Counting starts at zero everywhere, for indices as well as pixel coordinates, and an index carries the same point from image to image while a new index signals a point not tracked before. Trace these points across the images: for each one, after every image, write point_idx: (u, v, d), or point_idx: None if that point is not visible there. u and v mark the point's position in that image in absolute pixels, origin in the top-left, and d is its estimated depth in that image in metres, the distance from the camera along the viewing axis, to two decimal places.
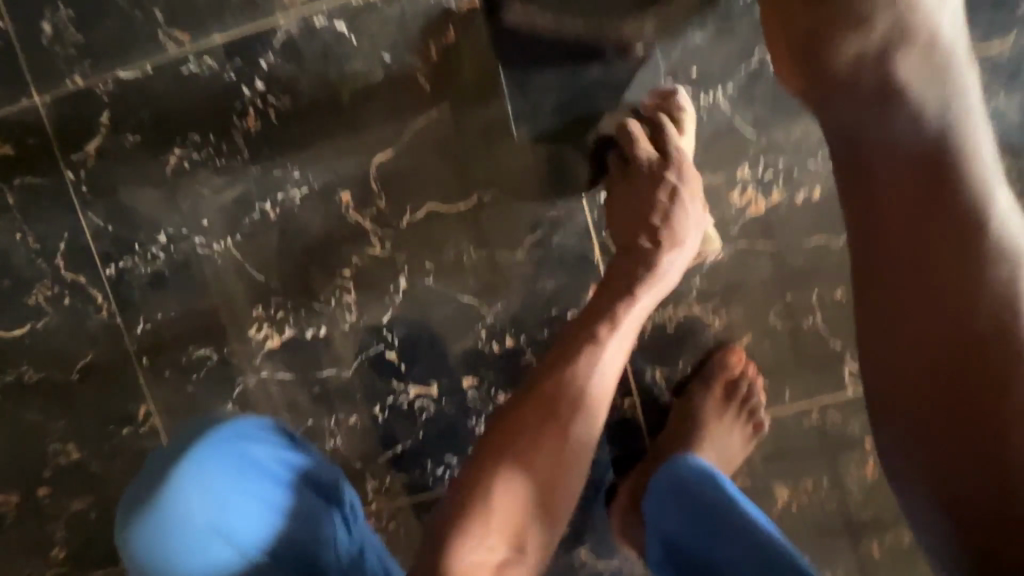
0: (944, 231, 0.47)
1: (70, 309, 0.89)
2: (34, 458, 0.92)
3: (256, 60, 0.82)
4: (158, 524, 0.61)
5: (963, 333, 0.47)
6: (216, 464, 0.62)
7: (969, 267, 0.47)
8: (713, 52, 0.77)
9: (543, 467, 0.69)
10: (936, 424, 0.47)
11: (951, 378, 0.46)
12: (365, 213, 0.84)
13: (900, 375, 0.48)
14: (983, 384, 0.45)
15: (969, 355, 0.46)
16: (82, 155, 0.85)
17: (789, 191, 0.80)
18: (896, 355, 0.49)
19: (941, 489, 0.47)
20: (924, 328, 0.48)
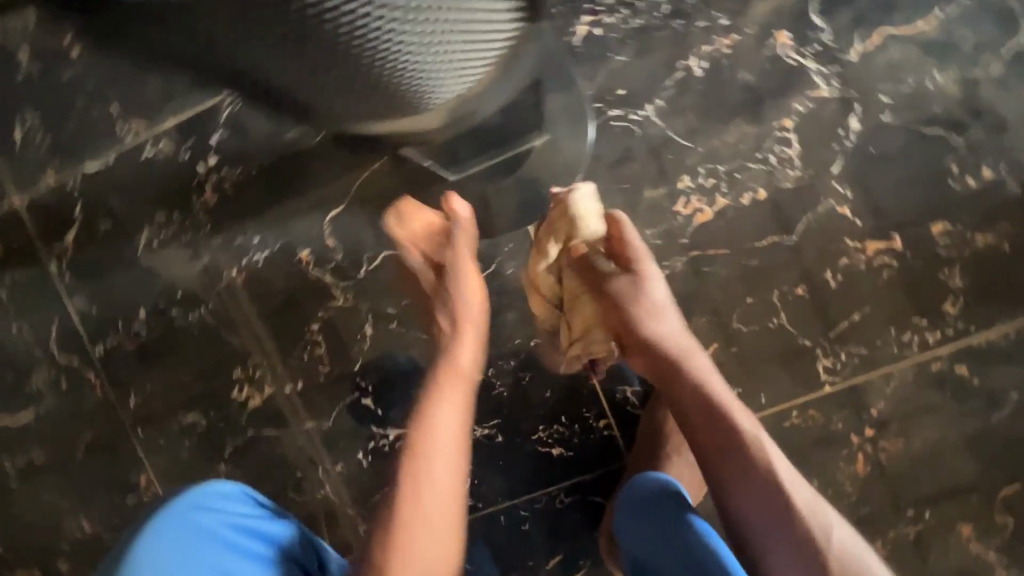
0: (675, 375, 0.67)
1: (67, 391, 0.94)
2: (51, 534, 0.97)
3: (206, 139, 0.87)
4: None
5: (726, 442, 0.63)
6: (169, 541, 0.63)
7: (690, 389, 0.66)
8: (635, 70, 0.78)
9: (441, 508, 0.65)
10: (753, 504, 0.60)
11: (737, 472, 0.61)
12: (325, 268, 0.87)
13: (716, 468, 0.62)
14: (749, 472, 0.61)
15: (730, 456, 0.62)
16: (62, 246, 0.91)
17: (735, 194, 0.79)
18: (716, 466, 0.62)
19: (786, 551, 0.58)
20: (709, 443, 0.63)
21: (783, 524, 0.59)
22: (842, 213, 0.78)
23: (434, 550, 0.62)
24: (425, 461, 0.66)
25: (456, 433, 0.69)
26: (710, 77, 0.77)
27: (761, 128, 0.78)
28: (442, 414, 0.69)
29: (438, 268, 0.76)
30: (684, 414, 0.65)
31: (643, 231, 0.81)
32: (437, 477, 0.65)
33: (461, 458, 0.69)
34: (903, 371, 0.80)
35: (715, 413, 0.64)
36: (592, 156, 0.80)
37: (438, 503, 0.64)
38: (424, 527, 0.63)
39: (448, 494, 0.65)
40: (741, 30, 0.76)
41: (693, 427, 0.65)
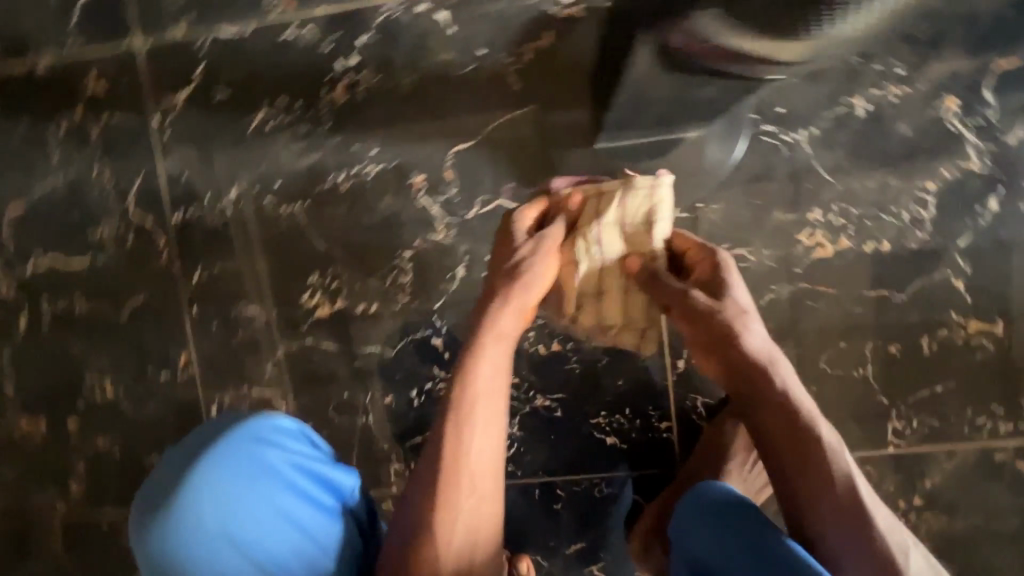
0: (750, 368, 0.64)
1: (131, 248, 0.91)
2: (70, 388, 0.94)
3: (354, 37, 0.84)
4: (164, 528, 0.58)
5: (797, 445, 0.61)
6: (229, 467, 0.59)
7: (766, 384, 0.63)
8: (801, 92, 0.78)
9: (480, 477, 0.62)
10: (828, 509, 0.59)
11: (810, 476, 0.60)
12: (436, 199, 0.85)
13: (788, 470, 0.61)
14: (822, 477, 0.60)
15: (802, 460, 0.60)
16: (171, 102, 0.88)
17: (859, 239, 0.80)
18: (791, 467, 0.61)
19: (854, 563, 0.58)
20: (784, 445, 0.61)
21: (855, 532, 0.59)
22: (955, 285, 0.79)
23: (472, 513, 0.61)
24: (456, 429, 0.62)
25: (485, 400, 0.64)
26: (871, 120, 0.78)
27: (904, 183, 0.78)
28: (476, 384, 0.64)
29: (524, 268, 0.70)
30: (755, 415, 0.63)
31: (760, 250, 0.81)
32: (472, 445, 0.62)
33: (489, 417, 0.64)
34: (967, 453, 0.81)
35: (789, 409, 0.62)
36: (735, 165, 0.80)
37: (483, 483, 0.61)
38: (455, 498, 0.60)
39: (481, 463, 0.62)
40: (914, 84, 0.77)
41: (763, 426, 0.63)
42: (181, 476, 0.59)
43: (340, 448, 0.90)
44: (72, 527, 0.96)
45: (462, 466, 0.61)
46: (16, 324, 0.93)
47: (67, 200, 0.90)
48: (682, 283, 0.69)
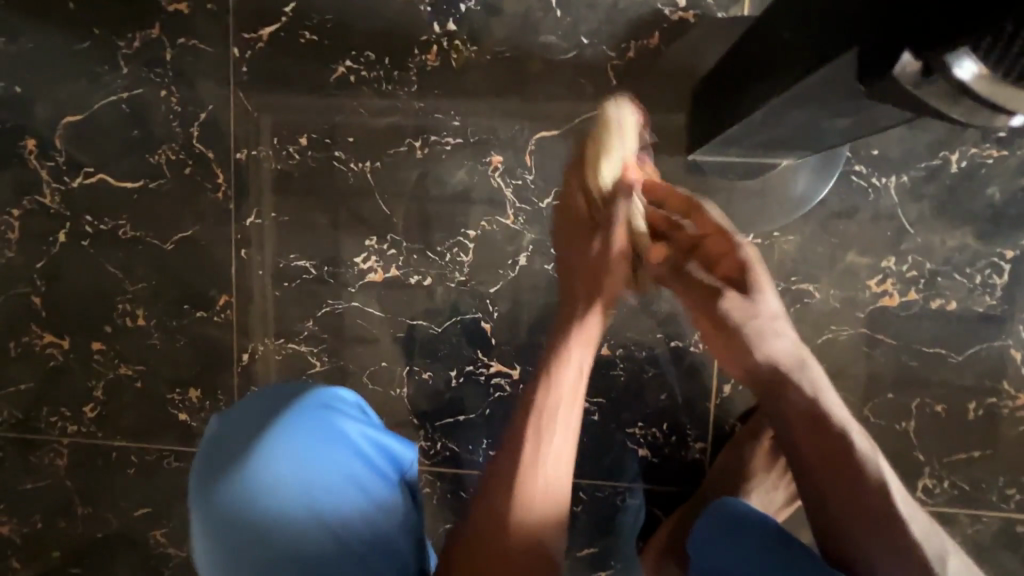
0: (790, 385, 0.64)
1: (187, 179, 0.88)
2: (101, 311, 0.91)
3: (456, 2, 0.81)
4: (238, 484, 0.58)
5: (829, 457, 0.62)
6: (305, 431, 0.61)
7: (796, 394, 0.64)
8: (900, 139, 0.77)
9: (528, 451, 0.60)
10: (862, 516, 0.60)
11: (839, 484, 0.61)
12: (510, 181, 0.83)
13: (822, 486, 0.62)
14: (850, 484, 0.61)
15: (835, 466, 0.62)
16: (254, 36, 0.84)
17: (927, 294, 0.79)
18: (823, 481, 0.62)
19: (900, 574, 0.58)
20: (817, 458, 0.63)
21: (892, 535, 0.59)
22: (1014, 356, 0.79)
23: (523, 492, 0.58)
24: (535, 416, 0.61)
25: (546, 387, 0.63)
26: (963, 178, 0.77)
27: (983, 247, 0.78)
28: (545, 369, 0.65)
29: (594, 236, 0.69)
30: (791, 432, 0.64)
31: (827, 289, 0.81)
32: (526, 431, 0.61)
33: (563, 388, 0.63)
34: (992, 520, 0.82)
35: (819, 418, 0.63)
36: (819, 200, 0.79)
37: (559, 464, 0.60)
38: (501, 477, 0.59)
39: (533, 440, 0.60)
40: (1015, 150, 0.76)
41: (791, 440, 0.64)
42: (255, 435, 0.61)
43: None
44: (81, 451, 0.94)
45: (536, 472, 0.58)
46: (53, 237, 0.90)
47: (128, 119, 0.87)
48: (714, 282, 0.66)
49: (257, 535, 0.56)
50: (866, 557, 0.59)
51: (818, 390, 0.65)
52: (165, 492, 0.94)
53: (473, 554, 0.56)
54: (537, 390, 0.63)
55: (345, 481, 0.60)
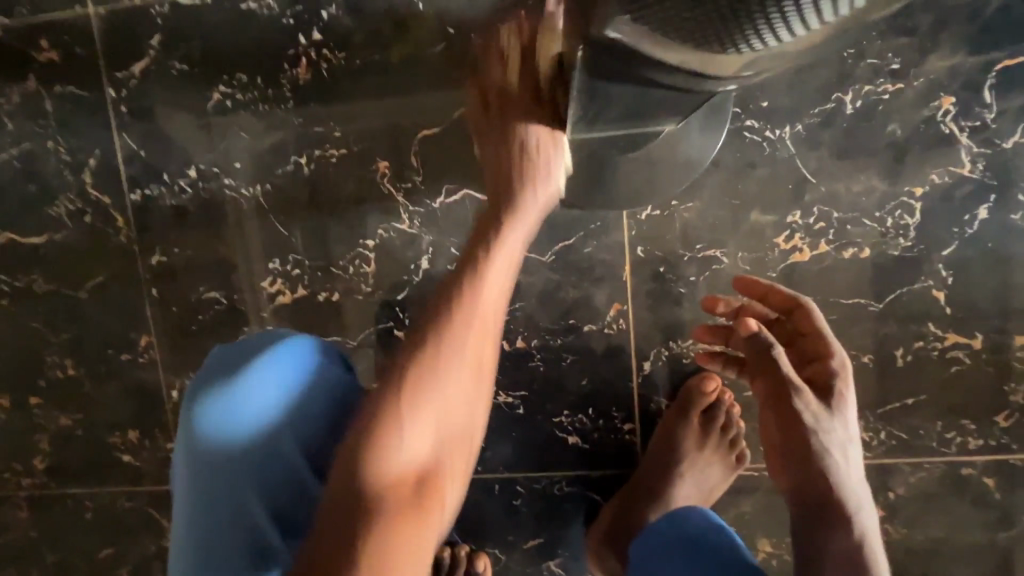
0: (798, 425, 0.59)
1: (89, 226, 0.88)
2: (32, 366, 0.93)
3: (318, 10, 0.79)
4: (221, 407, 0.57)
5: (817, 503, 0.57)
6: (294, 377, 0.59)
7: (826, 449, 0.58)
8: (788, 87, 0.73)
9: (453, 414, 0.50)
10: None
11: (824, 538, 0.55)
12: (400, 185, 0.82)
13: (811, 532, 0.56)
14: (834, 540, 0.55)
15: (819, 518, 0.56)
16: (127, 74, 0.83)
17: (838, 245, 0.76)
18: (812, 532, 0.56)
19: None
20: (807, 501, 0.57)
21: None
22: (936, 297, 0.76)
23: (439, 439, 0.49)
24: (430, 357, 0.49)
25: (469, 332, 0.51)
26: (860, 119, 0.73)
27: (890, 188, 0.74)
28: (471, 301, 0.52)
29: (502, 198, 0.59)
30: (786, 469, 0.59)
31: (735, 252, 0.78)
32: (445, 387, 0.49)
33: (474, 356, 0.51)
34: (933, 466, 0.80)
35: (817, 467, 0.58)
36: (713, 161, 0.76)
37: (454, 414, 0.49)
38: (404, 424, 0.48)
39: (458, 397, 0.50)
40: (910, 81, 0.72)
41: (791, 477, 0.59)
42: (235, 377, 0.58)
43: None
44: (39, 502, 0.97)
45: (440, 401, 0.49)
46: None
47: (21, 174, 0.87)
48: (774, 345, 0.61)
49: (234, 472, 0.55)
50: None
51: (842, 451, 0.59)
52: (124, 531, 0.96)
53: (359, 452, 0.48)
54: (445, 304, 0.52)
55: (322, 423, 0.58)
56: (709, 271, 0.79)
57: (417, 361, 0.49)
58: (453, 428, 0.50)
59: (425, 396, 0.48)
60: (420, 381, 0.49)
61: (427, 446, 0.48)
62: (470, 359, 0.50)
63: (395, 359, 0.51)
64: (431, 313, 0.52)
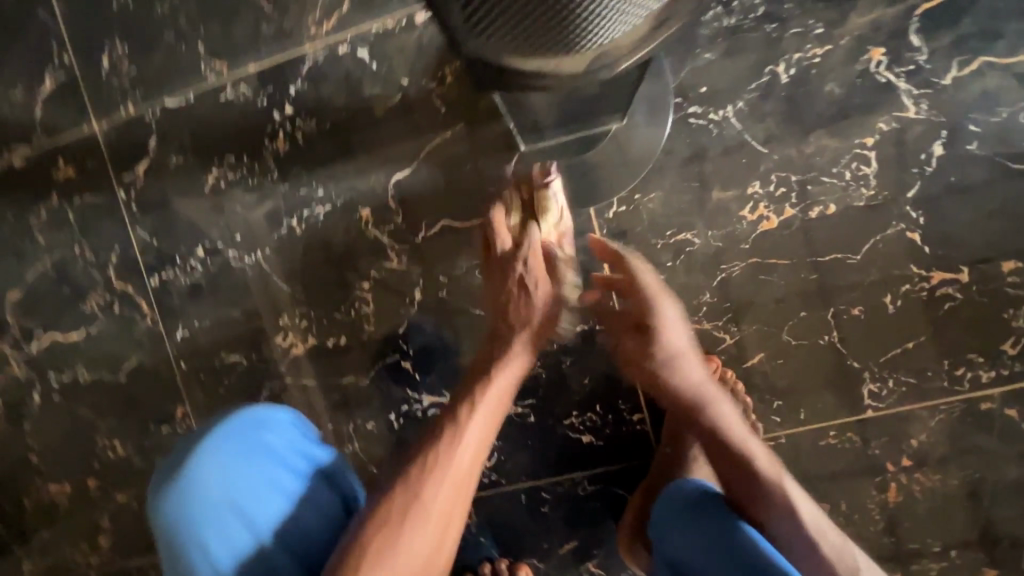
0: (667, 365, 0.73)
1: (118, 315, 0.97)
2: (87, 451, 1.01)
3: (286, 87, 0.89)
4: (178, 491, 0.64)
5: (711, 427, 0.70)
6: (230, 448, 0.66)
7: (692, 375, 0.72)
8: (721, 70, 0.78)
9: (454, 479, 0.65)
10: (740, 484, 0.68)
11: (728, 461, 0.69)
12: (383, 228, 0.88)
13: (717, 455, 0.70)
14: (734, 456, 0.69)
15: (716, 437, 0.70)
16: (133, 176, 0.94)
17: (803, 206, 0.79)
18: (725, 459, 0.69)
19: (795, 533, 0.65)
20: (706, 431, 0.71)
21: (761, 495, 0.67)
22: (913, 238, 0.77)
23: (440, 519, 0.62)
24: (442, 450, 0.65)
25: (467, 423, 0.67)
26: (796, 85, 0.77)
27: (842, 143, 0.77)
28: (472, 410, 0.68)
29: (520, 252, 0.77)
30: (688, 409, 0.72)
31: (705, 232, 0.81)
32: (450, 468, 0.65)
33: (485, 412, 0.69)
34: (951, 407, 0.79)
35: (700, 400, 0.71)
36: (665, 151, 0.80)
37: (460, 474, 0.65)
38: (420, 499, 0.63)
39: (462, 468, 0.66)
40: (835, 42, 0.76)
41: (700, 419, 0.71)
42: (188, 457, 0.65)
43: None
44: None
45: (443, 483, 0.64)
46: (28, 400, 1.01)
47: (56, 279, 0.98)
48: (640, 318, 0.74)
49: (198, 543, 0.63)
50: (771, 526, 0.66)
51: (704, 376, 0.72)
52: None
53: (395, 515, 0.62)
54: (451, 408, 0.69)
55: (271, 489, 0.66)
56: (684, 254, 0.82)
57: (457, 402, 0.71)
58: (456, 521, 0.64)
59: (431, 485, 0.63)
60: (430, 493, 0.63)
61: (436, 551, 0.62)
62: (484, 428, 0.69)
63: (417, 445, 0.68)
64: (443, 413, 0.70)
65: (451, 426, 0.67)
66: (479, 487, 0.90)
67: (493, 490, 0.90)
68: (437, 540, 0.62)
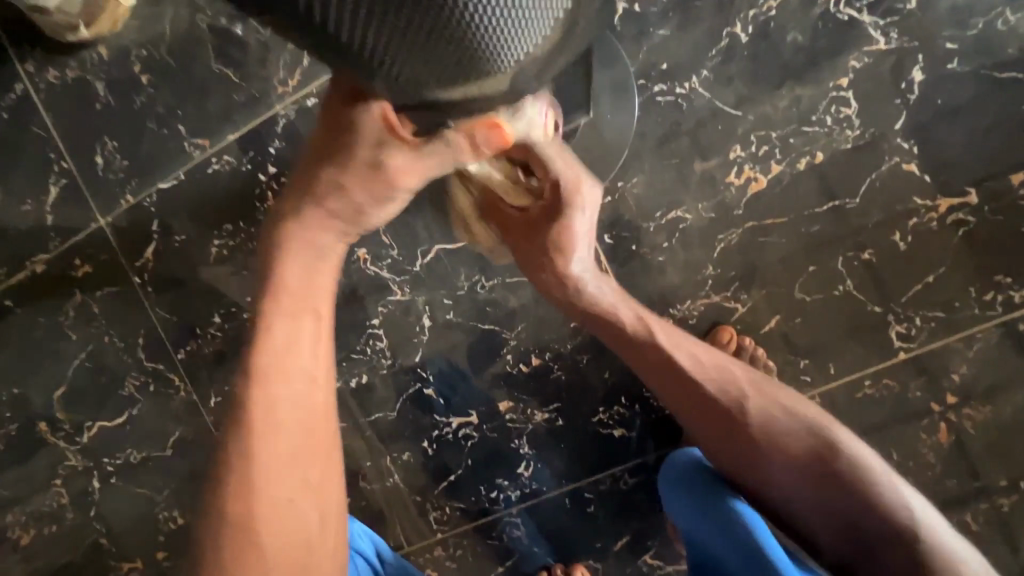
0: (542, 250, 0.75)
1: (155, 394, 1.02)
2: (151, 526, 1.06)
3: (267, 149, 0.93)
4: None
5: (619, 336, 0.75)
6: None
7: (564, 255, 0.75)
8: (678, 43, 0.77)
9: (286, 415, 0.56)
10: (708, 429, 0.71)
11: (688, 396, 0.72)
12: (382, 264, 0.90)
13: (669, 386, 0.73)
14: (696, 399, 0.72)
15: (626, 346, 0.75)
16: (143, 260, 0.99)
17: (789, 160, 0.77)
18: (670, 386, 0.73)
19: (791, 491, 0.68)
20: (615, 337, 0.75)
21: (749, 453, 0.69)
22: (910, 169, 0.74)
23: (279, 463, 0.55)
24: (263, 381, 0.56)
25: (287, 350, 0.58)
26: (757, 41, 0.75)
27: (816, 90, 0.75)
28: (298, 335, 0.58)
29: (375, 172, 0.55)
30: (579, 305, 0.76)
31: (696, 206, 0.80)
32: (278, 402, 0.56)
33: (308, 336, 0.59)
34: (987, 334, 0.75)
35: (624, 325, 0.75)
36: (638, 134, 0.80)
37: (287, 407, 0.56)
38: (256, 431, 0.55)
39: (295, 403, 0.57)
40: None
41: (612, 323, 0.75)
42: None
43: (380, 515, 0.95)
44: None
45: (277, 417, 0.56)
46: (89, 488, 1.06)
47: (93, 370, 1.03)
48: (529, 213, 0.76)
49: None
50: (758, 480, 0.69)
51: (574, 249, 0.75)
52: None
53: (227, 455, 0.55)
54: (261, 330, 0.57)
55: None
56: (678, 232, 0.81)
57: (259, 309, 0.58)
58: (287, 457, 0.56)
59: (273, 422, 0.56)
60: (275, 414, 0.56)
61: (254, 516, 0.54)
62: (306, 361, 0.59)
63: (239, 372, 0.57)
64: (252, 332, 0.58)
65: (274, 350, 0.57)
66: (522, 498, 0.91)
67: (537, 498, 0.91)
68: (270, 485, 0.55)
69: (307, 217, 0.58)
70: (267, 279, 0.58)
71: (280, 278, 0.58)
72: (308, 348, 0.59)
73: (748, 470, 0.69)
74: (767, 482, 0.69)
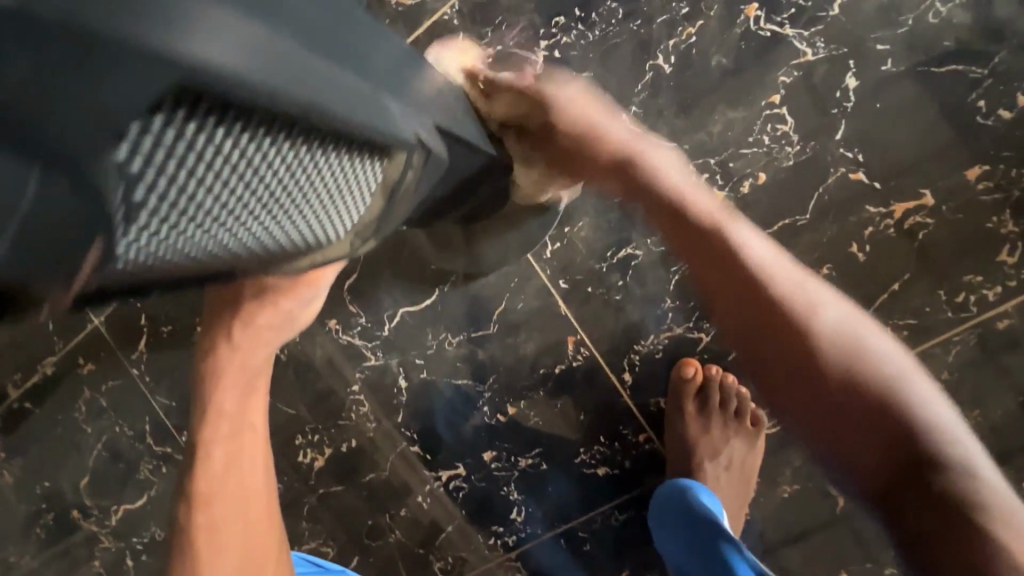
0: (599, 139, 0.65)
1: (169, 473, 1.08)
2: None
3: None
4: None
5: (654, 200, 0.61)
6: None
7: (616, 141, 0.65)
8: (603, 82, 0.76)
9: (230, 541, 0.59)
10: (750, 308, 0.52)
11: (726, 264, 0.54)
12: (353, 332, 0.92)
13: (706, 257, 0.56)
14: (732, 269, 0.54)
15: (673, 213, 0.60)
16: (138, 353, 1.04)
17: (733, 184, 0.75)
18: (711, 257, 0.56)
19: (815, 399, 0.47)
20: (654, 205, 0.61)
21: (783, 332, 0.49)
22: (858, 179, 0.72)
23: None
24: (204, 512, 0.59)
25: (227, 478, 0.61)
26: (682, 70, 0.74)
27: (748, 110, 0.73)
28: (232, 461, 0.61)
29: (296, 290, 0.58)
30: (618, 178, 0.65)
31: (645, 241, 0.80)
32: (223, 530, 0.59)
33: (245, 460, 0.62)
34: (964, 336, 0.72)
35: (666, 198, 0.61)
36: None
37: (231, 532, 0.60)
38: (204, 562, 0.58)
39: (239, 526, 0.60)
40: (703, 15, 0.72)
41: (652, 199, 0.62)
42: None
43: (388, 569, 0.98)
44: None
45: (223, 544, 0.59)
46: (124, 565, 1.13)
47: (110, 458, 1.10)
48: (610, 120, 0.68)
49: None
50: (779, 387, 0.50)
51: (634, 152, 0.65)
52: None
53: None
54: (198, 463, 0.60)
55: None
56: (632, 268, 0.81)
57: (194, 445, 0.61)
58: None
59: (219, 548, 0.59)
60: (220, 543, 0.59)
61: None
62: (243, 483, 0.62)
63: (180, 506, 0.60)
64: (186, 467, 0.61)
65: (212, 481, 0.60)
66: (519, 543, 0.92)
67: (533, 541, 0.92)
68: None
69: (238, 340, 0.59)
70: (203, 410, 0.61)
71: (216, 407, 0.60)
72: (247, 470, 0.62)
73: (782, 371, 0.50)
74: (797, 383, 0.48)
